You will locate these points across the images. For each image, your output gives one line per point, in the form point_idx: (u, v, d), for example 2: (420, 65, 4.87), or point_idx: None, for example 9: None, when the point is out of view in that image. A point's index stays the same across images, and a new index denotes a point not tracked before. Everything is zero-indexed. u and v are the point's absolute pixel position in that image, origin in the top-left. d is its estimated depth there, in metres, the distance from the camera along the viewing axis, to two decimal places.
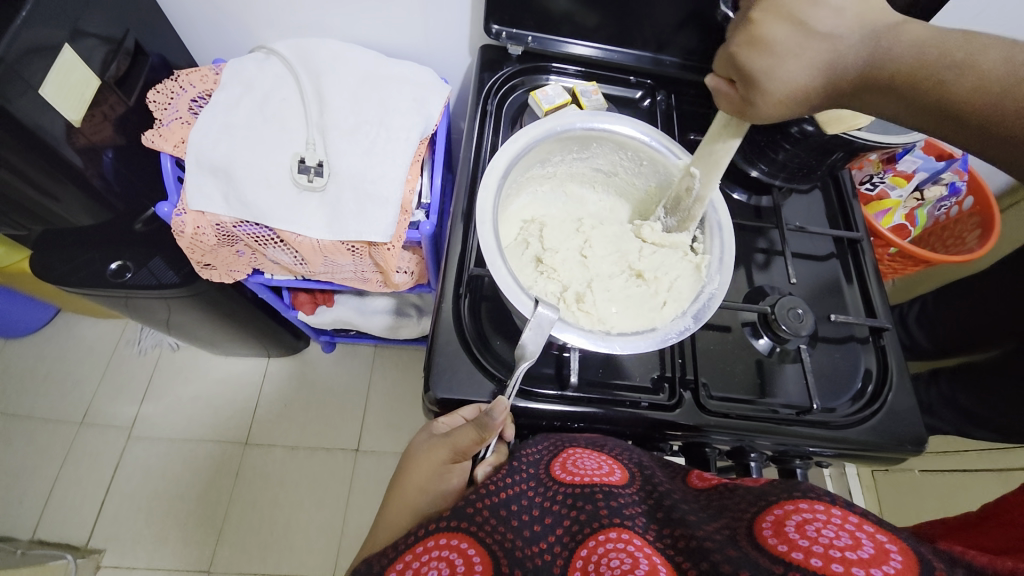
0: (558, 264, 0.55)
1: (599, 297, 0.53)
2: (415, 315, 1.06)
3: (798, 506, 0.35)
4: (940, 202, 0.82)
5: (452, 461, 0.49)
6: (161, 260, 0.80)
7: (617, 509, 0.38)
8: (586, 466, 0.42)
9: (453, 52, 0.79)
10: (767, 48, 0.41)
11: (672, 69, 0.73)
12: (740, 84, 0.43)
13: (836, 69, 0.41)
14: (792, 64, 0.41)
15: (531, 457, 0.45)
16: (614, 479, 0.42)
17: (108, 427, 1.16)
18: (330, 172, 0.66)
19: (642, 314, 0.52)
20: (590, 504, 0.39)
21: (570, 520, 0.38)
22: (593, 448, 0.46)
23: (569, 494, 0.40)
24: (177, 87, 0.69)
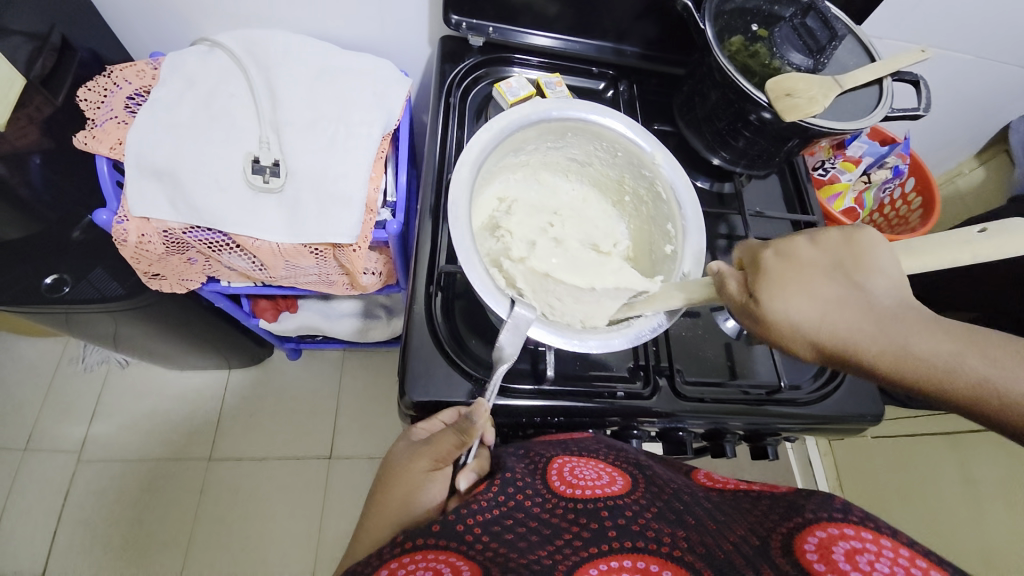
0: (514, 226, 0.56)
1: (541, 252, 0.53)
2: (384, 316, 1.03)
3: (843, 531, 0.33)
4: (885, 184, 0.86)
5: (434, 467, 0.47)
6: (102, 270, 0.74)
7: (625, 527, 0.38)
8: (585, 476, 0.44)
9: (411, 44, 0.77)
10: (797, 272, 0.36)
11: (633, 59, 0.73)
12: (748, 281, 0.37)
13: (848, 321, 0.34)
14: (807, 295, 0.35)
15: (525, 468, 0.45)
16: (615, 488, 0.43)
17: (55, 453, 1.08)
18: (287, 172, 0.63)
19: (582, 271, 0.50)
20: (593, 519, 0.39)
21: (571, 534, 0.38)
22: (588, 455, 0.48)
23: (569, 509, 0.41)
24: (110, 84, 0.64)
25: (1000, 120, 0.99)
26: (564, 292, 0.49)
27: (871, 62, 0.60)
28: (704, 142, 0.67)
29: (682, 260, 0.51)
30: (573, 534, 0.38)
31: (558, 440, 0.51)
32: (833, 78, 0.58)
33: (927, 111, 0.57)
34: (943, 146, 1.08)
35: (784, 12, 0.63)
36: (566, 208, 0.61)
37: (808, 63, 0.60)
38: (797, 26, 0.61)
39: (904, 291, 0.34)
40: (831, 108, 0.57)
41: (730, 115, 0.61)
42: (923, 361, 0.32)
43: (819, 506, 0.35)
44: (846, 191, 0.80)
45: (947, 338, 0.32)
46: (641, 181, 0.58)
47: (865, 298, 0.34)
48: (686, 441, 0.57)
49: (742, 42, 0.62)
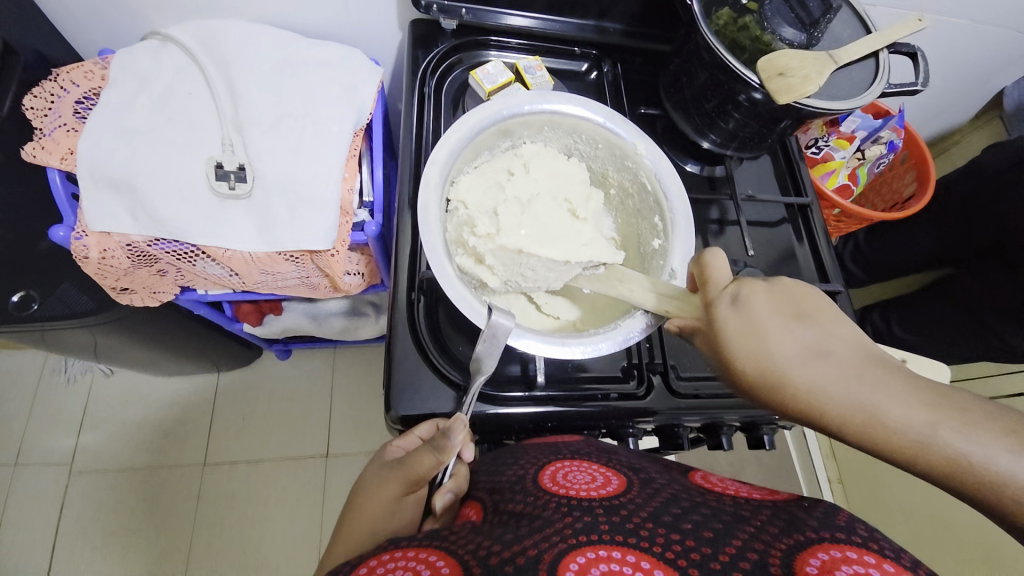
0: (468, 196, 0.50)
1: (506, 220, 0.50)
2: (372, 313, 1.00)
3: (845, 556, 0.31)
4: (879, 159, 0.82)
5: (406, 493, 0.46)
6: (71, 286, 0.70)
7: (617, 525, 0.36)
8: (578, 479, 0.42)
9: (381, 29, 0.72)
10: (746, 329, 0.37)
11: (617, 37, 0.69)
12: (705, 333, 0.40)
13: (803, 378, 0.34)
14: (754, 354, 0.37)
15: (518, 473, 0.44)
16: (608, 489, 0.41)
17: (45, 466, 1.06)
18: (254, 176, 0.59)
19: (555, 244, 0.49)
20: (584, 514, 0.37)
21: (563, 524, 0.36)
22: (580, 457, 0.46)
23: (562, 504, 0.39)
24: (55, 88, 0.59)
25: (994, 86, 0.96)
26: (538, 265, 0.49)
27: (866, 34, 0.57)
28: (693, 125, 0.64)
29: (671, 254, 0.49)
30: (563, 522, 0.36)
31: (548, 443, 0.49)
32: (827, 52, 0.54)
33: (925, 86, 0.55)
34: (935, 115, 1.05)
35: None
36: (529, 147, 0.54)
37: (800, 38, 0.56)
38: None
39: (855, 357, 0.34)
40: (825, 85, 0.54)
41: (720, 96, 0.58)
42: (876, 417, 0.32)
43: (820, 524, 0.34)
44: (840, 168, 0.79)
45: (898, 398, 0.32)
46: (625, 173, 0.55)
47: (821, 354, 0.35)
48: (683, 436, 0.56)
49: (731, 14, 0.58)
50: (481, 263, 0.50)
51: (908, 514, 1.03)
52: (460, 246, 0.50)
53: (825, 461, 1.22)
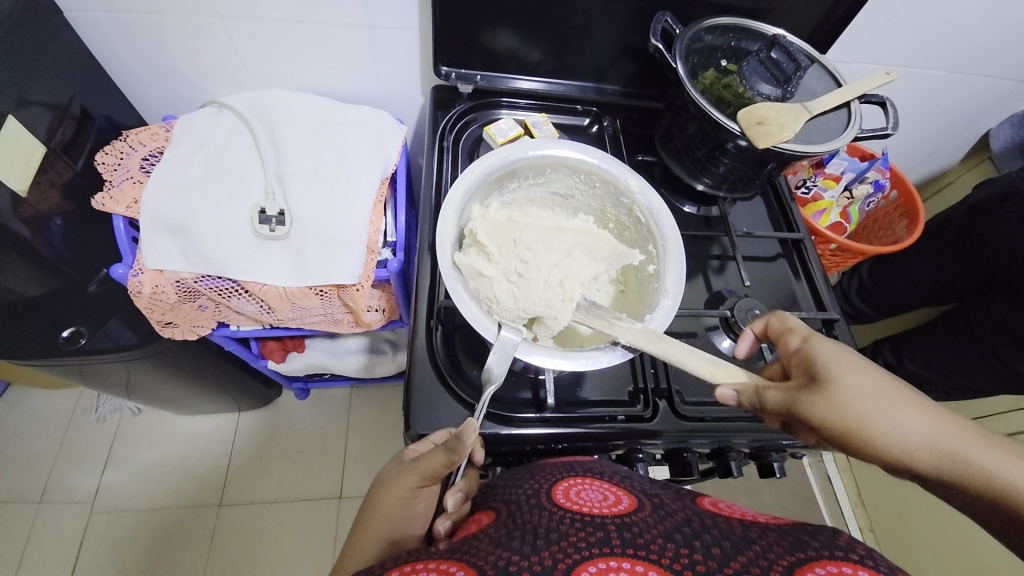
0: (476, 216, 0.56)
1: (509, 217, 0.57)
2: (389, 351, 1.05)
3: (841, 570, 0.32)
4: (869, 198, 0.88)
5: (419, 486, 0.47)
6: (117, 321, 0.77)
7: (630, 539, 0.37)
8: (590, 497, 0.44)
9: (406, 94, 0.82)
10: (855, 368, 0.39)
11: (614, 96, 0.78)
12: (807, 377, 0.40)
13: (921, 418, 0.37)
14: (871, 391, 0.38)
15: (534, 487, 0.45)
16: (622, 507, 0.43)
17: (67, 504, 1.08)
18: (292, 220, 0.66)
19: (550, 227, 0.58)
20: (599, 529, 0.39)
21: (576, 536, 0.37)
22: (593, 476, 0.48)
23: (576, 518, 0.40)
24: (125, 147, 0.68)
25: (976, 130, 1.02)
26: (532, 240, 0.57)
27: (838, 87, 0.64)
28: (687, 169, 0.70)
29: (666, 279, 0.53)
30: (578, 535, 0.38)
31: (563, 462, 0.51)
32: (802, 105, 0.61)
33: (895, 129, 0.60)
34: (922, 159, 1.11)
35: (750, 46, 0.67)
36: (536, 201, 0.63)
37: (775, 93, 0.64)
38: (764, 59, 0.65)
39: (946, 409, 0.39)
40: (801, 132, 0.60)
41: (708, 143, 0.64)
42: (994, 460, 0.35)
43: (823, 544, 0.35)
44: (830, 207, 0.84)
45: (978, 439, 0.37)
46: (621, 209, 0.61)
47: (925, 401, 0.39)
48: (691, 463, 0.57)
49: (715, 75, 0.66)
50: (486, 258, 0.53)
51: (945, 562, 0.99)
52: (466, 237, 0.54)
53: (854, 510, 1.19)
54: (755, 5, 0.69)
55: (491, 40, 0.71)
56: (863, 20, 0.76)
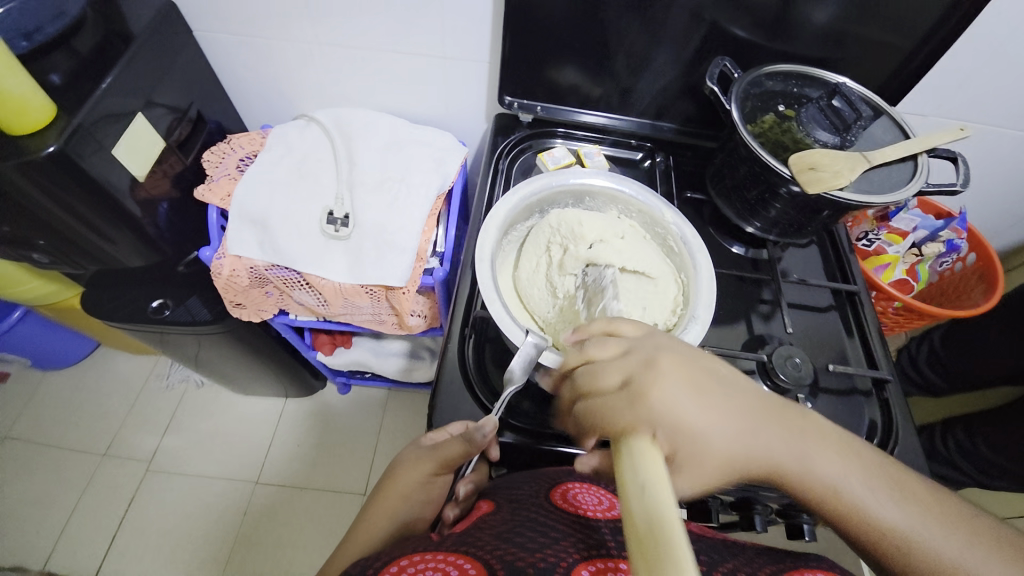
0: (532, 250, 0.61)
1: (562, 226, 0.60)
2: (428, 358, 1.10)
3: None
4: (941, 258, 0.83)
5: (435, 473, 0.50)
6: (198, 298, 0.86)
7: (621, 544, 0.39)
8: (586, 501, 0.44)
9: (471, 119, 0.89)
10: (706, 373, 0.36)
11: (669, 134, 0.80)
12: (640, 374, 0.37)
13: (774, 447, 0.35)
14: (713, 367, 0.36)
15: (532, 490, 0.46)
16: (614, 514, 0.44)
17: (128, 460, 1.20)
18: (355, 223, 0.73)
19: (604, 227, 0.60)
20: (593, 532, 0.40)
21: (577, 538, 0.38)
22: (591, 481, 0.48)
23: (575, 521, 0.40)
24: (227, 149, 0.79)
25: None
26: (589, 233, 0.59)
27: (905, 138, 0.62)
28: (736, 210, 0.70)
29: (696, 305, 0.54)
30: (573, 536, 0.38)
31: (565, 468, 0.50)
32: (862, 154, 0.60)
33: (966, 186, 0.57)
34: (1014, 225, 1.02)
35: (812, 92, 0.67)
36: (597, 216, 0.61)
37: (834, 139, 0.63)
38: (824, 106, 0.65)
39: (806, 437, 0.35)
40: (860, 180, 0.59)
41: (760, 186, 0.64)
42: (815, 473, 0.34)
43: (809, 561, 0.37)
44: (896, 263, 0.80)
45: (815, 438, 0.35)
46: (657, 238, 0.62)
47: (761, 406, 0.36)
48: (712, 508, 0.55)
49: (774, 119, 0.66)
50: (537, 266, 0.60)
51: None
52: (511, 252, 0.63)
53: None
54: (822, 53, 0.69)
55: (555, 74, 0.76)
56: (938, 75, 0.74)
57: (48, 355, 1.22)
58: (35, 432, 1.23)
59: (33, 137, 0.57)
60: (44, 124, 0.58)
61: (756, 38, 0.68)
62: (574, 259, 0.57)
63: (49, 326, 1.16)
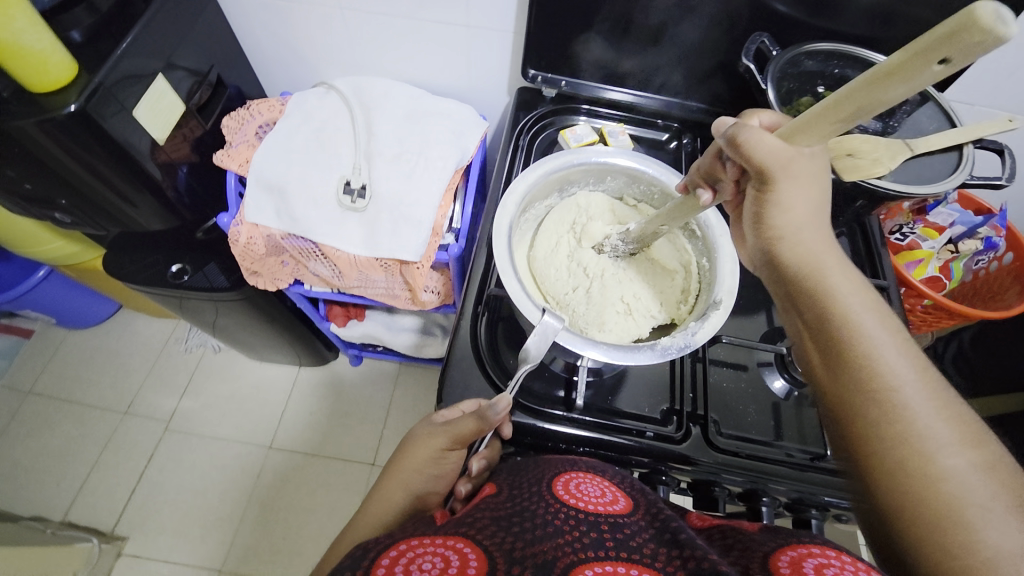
0: (541, 245, 0.60)
1: (564, 219, 0.61)
2: (439, 334, 1.10)
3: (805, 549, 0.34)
4: (977, 256, 0.79)
5: (448, 448, 0.50)
6: (214, 265, 0.87)
7: (623, 542, 0.36)
8: (588, 492, 0.42)
9: (492, 92, 0.86)
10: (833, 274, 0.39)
11: (698, 114, 0.77)
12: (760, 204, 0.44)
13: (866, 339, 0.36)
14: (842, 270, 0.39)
15: (533, 478, 0.44)
16: (618, 507, 0.41)
17: (147, 419, 1.24)
18: (372, 195, 0.72)
19: (611, 210, 0.62)
20: (592, 531, 0.37)
21: (573, 534, 0.36)
22: (595, 473, 0.47)
23: (572, 513, 0.38)
24: (247, 115, 0.78)
25: None
26: (593, 217, 0.61)
27: (951, 126, 0.58)
28: None
29: (717, 288, 0.52)
30: (570, 535, 0.36)
31: (568, 458, 0.49)
32: (904, 142, 0.56)
33: (1011, 180, 0.54)
34: None
35: (854, 75, 0.63)
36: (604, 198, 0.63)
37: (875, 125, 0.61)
38: None
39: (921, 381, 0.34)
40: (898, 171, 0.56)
41: None
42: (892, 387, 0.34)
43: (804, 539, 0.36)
44: (930, 258, 0.76)
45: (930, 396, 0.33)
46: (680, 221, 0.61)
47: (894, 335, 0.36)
48: (718, 498, 0.54)
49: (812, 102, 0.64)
50: (554, 262, 0.59)
51: None
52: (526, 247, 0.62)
53: None
54: (868, 33, 0.65)
55: (582, 49, 0.73)
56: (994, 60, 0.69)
57: (72, 313, 1.25)
58: (60, 388, 1.27)
59: (55, 95, 0.57)
60: (66, 82, 0.58)
61: (799, 13, 0.64)
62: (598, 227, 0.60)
63: (72, 286, 1.19)
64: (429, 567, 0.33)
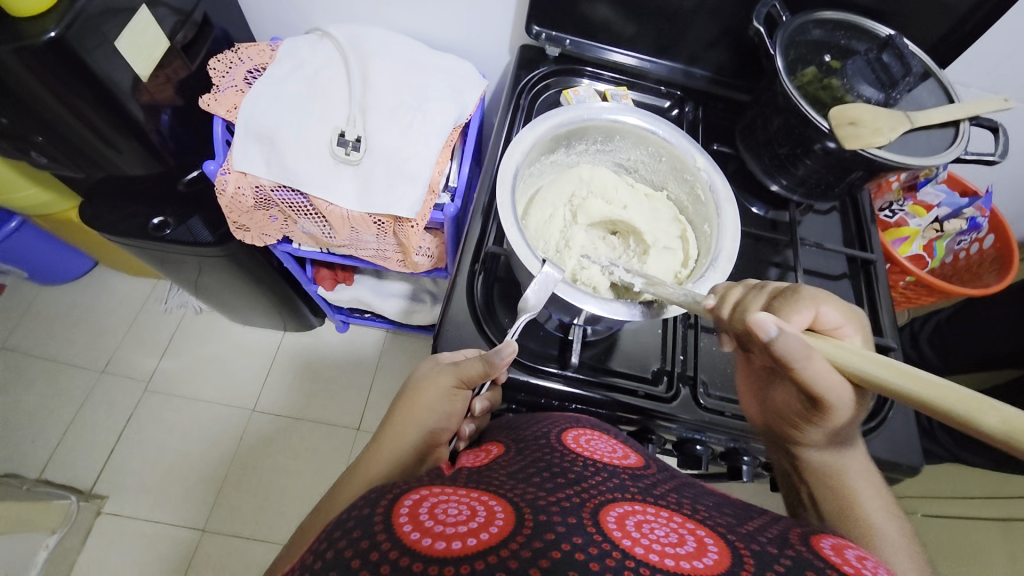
0: (543, 215, 0.60)
1: (563, 199, 0.61)
2: (428, 301, 1.09)
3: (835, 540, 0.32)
4: (960, 236, 0.82)
5: (457, 388, 0.50)
6: (199, 220, 0.84)
7: (646, 489, 0.37)
8: (599, 447, 0.43)
9: (493, 50, 0.84)
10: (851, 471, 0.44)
11: (702, 82, 0.76)
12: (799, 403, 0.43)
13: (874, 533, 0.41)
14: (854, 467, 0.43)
15: (541, 432, 0.44)
16: (630, 462, 0.42)
17: (126, 379, 1.21)
18: (367, 148, 0.70)
19: (611, 189, 0.62)
20: (614, 476, 0.37)
21: (598, 482, 0.36)
22: (601, 431, 0.47)
23: (590, 462, 0.39)
24: (234, 59, 0.74)
25: None
26: (593, 194, 0.62)
27: (949, 103, 0.59)
28: (763, 166, 0.67)
29: (717, 250, 0.52)
30: (595, 477, 0.36)
31: (574, 415, 0.49)
32: (904, 114, 0.57)
33: (1004, 157, 0.55)
34: None
35: (859, 46, 0.63)
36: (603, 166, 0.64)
37: (878, 96, 0.59)
38: (871, 60, 0.60)
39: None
40: (897, 142, 0.56)
41: (792, 141, 0.61)
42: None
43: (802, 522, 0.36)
44: (915, 237, 0.79)
45: None
46: (684, 185, 0.61)
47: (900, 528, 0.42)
48: (701, 456, 0.56)
49: (816, 73, 0.62)
50: (554, 235, 0.59)
51: None
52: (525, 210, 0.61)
53: None
54: (876, 5, 0.64)
55: (587, 9, 0.71)
56: (991, 43, 0.70)
57: (45, 268, 1.20)
58: (33, 344, 1.23)
59: (32, 21, 0.53)
60: (46, 7, 0.54)
61: None
62: (596, 206, 0.61)
63: (46, 238, 1.14)
64: (456, 513, 0.31)
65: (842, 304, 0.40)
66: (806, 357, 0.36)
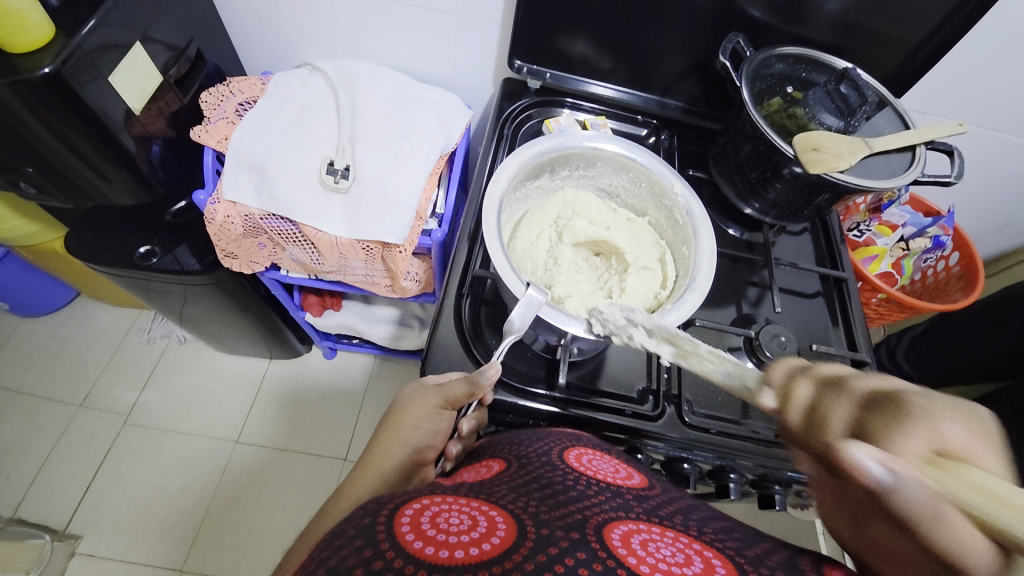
0: (529, 235, 0.62)
1: (550, 220, 0.63)
2: (416, 326, 1.10)
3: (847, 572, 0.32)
4: (926, 254, 0.86)
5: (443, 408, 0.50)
6: (186, 247, 0.84)
7: (650, 510, 0.37)
8: (601, 466, 0.43)
9: (477, 83, 0.87)
10: None
11: (676, 112, 0.80)
12: None
13: None
14: None
15: (542, 449, 0.44)
16: (634, 482, 0.42)
17: (104, 412, 1.18)
18: (355, 176, 0.72)
19: (595, 211, 0.64)
20: (616, 496, 0.38)
21: (603, 502, 0.36)
22: (601, 451, 0.48)
23: (593, 482, 0.39)
24: (226, 92, 0.77)
25: None
26: (579, 216, 0.64)
27: (905, 129, 0.63)
28: (736, 190, 0.71)
29: (695, 269, 0.54)
30: (595, 497, 0.36)
31: (572, 433, 0.50)
32: (863, 140, 0.61)
33: (959, 178, 0.59)
34: (995, 232, 1.05)
35: (819, 78, 0.68)
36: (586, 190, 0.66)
37: (838, 124, 0.63)
38: (831, 91, 0.65)
39: None
40: (858, 165, 0.60)
41: (762, 166, 0.64)
42: None
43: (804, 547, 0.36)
44: (883, 255, 0.82)
45: None
46: (663, 209, 0.63)
47: None
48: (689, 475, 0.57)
49: (780, 104, 0.68)
50: (540, 255, 0.61)
51: None
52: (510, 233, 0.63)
53: None
54: (832, 41, 0.69)
55: (566, 45, 0.75)
56: (938, 75, 0.75)
57: (26, 300, 1.18)
58: (8, 378, 1.19)
59: (29, 56, 0.55)
60: (43, 43, 0.56)
61: (770, 20, 0.68)
62: (580, 227, 0.63)
63: (28, 270, 1.13)
64: (457, 522, 0.31)
65: (971, 418, 0.27)
66: (937, 510, 0.24)
